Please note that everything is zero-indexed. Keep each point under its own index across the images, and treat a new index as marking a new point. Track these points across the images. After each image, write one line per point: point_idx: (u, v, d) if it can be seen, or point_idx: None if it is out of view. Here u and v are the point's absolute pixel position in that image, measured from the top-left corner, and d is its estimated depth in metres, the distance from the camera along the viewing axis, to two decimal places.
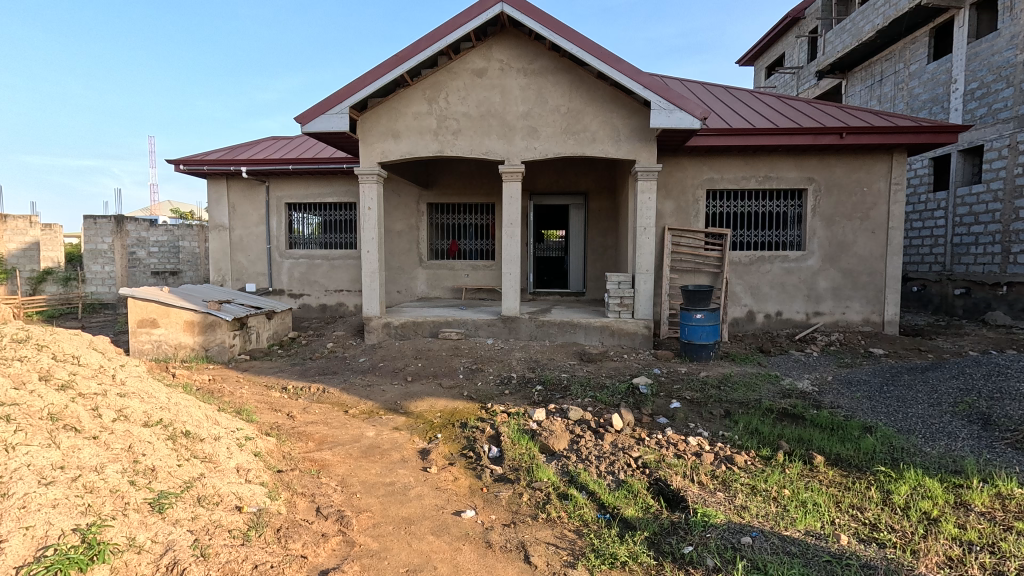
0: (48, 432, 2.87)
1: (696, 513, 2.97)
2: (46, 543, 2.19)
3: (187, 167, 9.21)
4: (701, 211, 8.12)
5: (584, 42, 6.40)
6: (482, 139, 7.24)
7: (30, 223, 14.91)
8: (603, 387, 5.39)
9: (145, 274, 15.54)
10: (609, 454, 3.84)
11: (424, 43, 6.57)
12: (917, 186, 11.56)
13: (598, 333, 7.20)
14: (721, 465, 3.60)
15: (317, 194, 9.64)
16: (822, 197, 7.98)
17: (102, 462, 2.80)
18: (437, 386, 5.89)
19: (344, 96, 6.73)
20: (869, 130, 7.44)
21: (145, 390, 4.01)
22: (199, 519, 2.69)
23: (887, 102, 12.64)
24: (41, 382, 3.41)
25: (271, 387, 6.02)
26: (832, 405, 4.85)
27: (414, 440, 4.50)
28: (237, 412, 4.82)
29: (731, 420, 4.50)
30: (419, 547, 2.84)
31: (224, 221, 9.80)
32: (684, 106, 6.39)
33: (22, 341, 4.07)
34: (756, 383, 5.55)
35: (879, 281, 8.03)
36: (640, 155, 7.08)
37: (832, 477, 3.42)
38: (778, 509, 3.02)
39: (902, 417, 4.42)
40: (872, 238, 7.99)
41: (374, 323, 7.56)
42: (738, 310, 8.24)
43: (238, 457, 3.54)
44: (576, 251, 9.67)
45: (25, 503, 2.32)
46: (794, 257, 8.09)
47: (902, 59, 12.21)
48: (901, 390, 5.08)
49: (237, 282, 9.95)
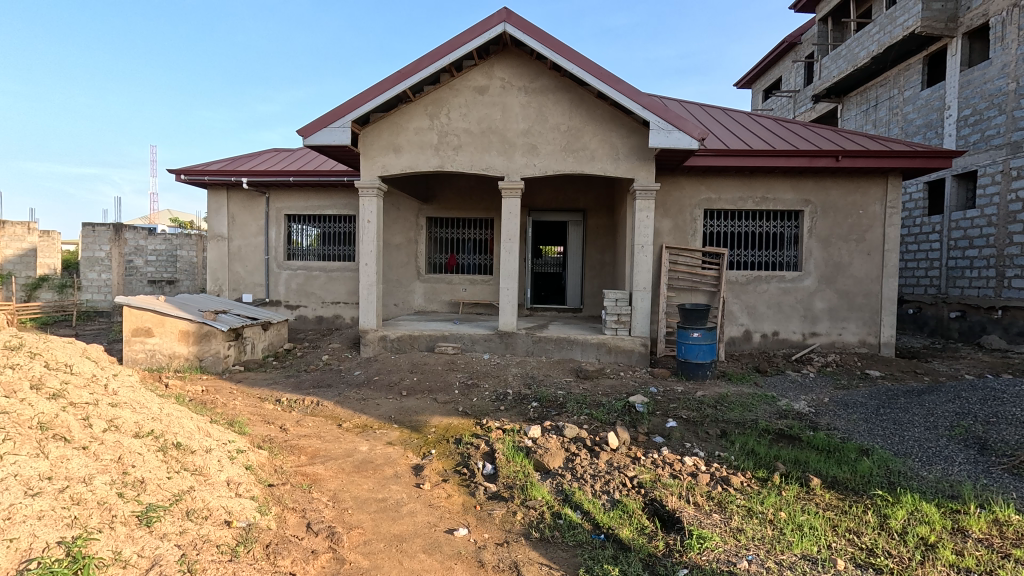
0: (37, 441, 2.84)
1: (692, 535, 2.93)
2: (29, 556, 2.15)
3: (188, 177, 9.28)
4: (698, 230, 8.17)
5: (586, 63, 6.50)
6: (483, 155, 7.30)
7: (28, 229, 15.02)
8: (600, 404, 5.36)
9: (141, 283, 15.40)
10: (604, 473, 3.81)
11: (428, 60, 6.67)
12: (912, 209, 11.69)
13: (595, 349, 7.18)
14: (717, 486, 3.58)
15: (317, 206, 9.68)
16: (818, 219, 8.06)
17: (91, 474, 2.76)
18: (432, 401, 5.84)
19: (346, 110, 6.80)
20: (864, 154, 7.54)
21: (138, 401, 3.96)
22: (187, 533, 2.64)
23: (882, 126, 12.84)
24: (32, 391, 3.37)
25: (265, 399, 5.97)
26: (829, 427, 4.83)
27: (408, 456, 4.45)
28: (229, 424, 4.77)
29: (727, 441, 4.49)
30: (411, 565, 2.79)
31: (222, 231, 9.81)
32: (682, 126, 6.47)
33: (14, 348, 4.03)
34: (753, 403, 5.53)
35: (875, 303, 8.07)
36: (638, 174, 7.14)
37: (828, 500, 3.40)
38: (775, 532, 2.99)
39: (899, 440, 4.40)
40: (868, 259, 8.04)
41: (370, 335, 7.54)
42: (735, 329, 8.24)
43: (229, 470, 3.49)
44: (574, 267, 9.73)
45: (11, 514, 2.29)
46: (790, 277, 8.13)
47: (896, 86, 12.42)
48: (898, 413, 5.07)
49: (233, 292, 9.90)
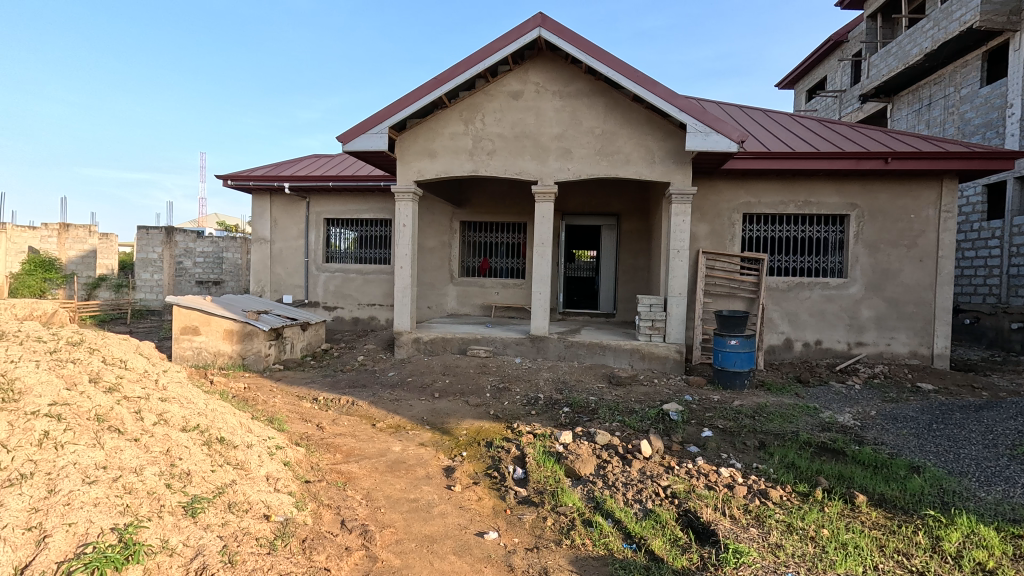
0: (94, 432, 3.02)
1: (727, 549, 2.84)
2: (86, 540, 2.28)
3: (235, 183, 9.68)
4: (737, 235, 7.95)
5: (622, 66, 6.45)
6: (516, 159, 7.33)
7: (89, 232, 16.02)
8: (632, 412, 5.28)
9: (190, 284, 16.09)
10: (637, 482, 3.74)
11: (463, 66, 6.75)
12: (969, 214, 11.07)
13: (628, 355, 7.09)
14: (755, 500, 3.46)
15: (354, 210, 9.93)
16: (865, 223, 7.72)
17: (142, 464, 2.91)
18: (464, 404, 5.89)
19: (384, 116, 6.96)
20: (916, 155, 7.19)
21: (185, 396, 4.15)
22: (229, 525, 2.74)
23: (936, 127, 12.21)
24: (91, 384, 3.58)
25: (303, 397, 6.16)
26: (876, 442, 4.61)
27: (440, 457, 4.50)
28: (269, 421, 4.94)
29: (766, 453, 4.33)
30: (440, 566, 2.82)
31: (266, 234, 10.18)
32: (720, 128, 6.33)
33: (75, 344, 4.29)
34: (793, 414, 5.33)
35: (927, 312, 7.66)
36: (674, 178, 7.02)
37: (875, 518, 3.24)
38: (817, 550, 2.87)
39: (954, 458, 4.16)
40: (919, 266, 7.65)
41: (404, 337, 7.66)
42: (775, 337, 7.97)
43: (268, 465, 3.61)
44: (607, 272, 9.63)
45: (69, 500, 2.44)
46: (835, 284, 7.80)
47: (952, 84, 11.79)
48: (952, 429, 4.78)
49: (275, 293, 10.25)
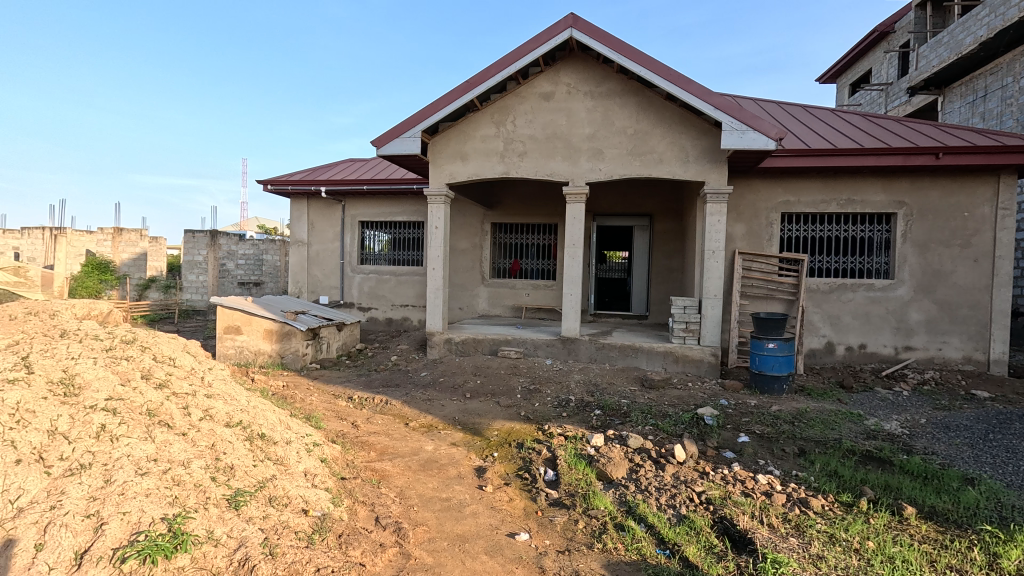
0: (146, 426, 3.18)
1: (765, 559, 2.76)
2: (138, 528, 2.41)
3: (274, 187, 10.01)
4: (775, 234, 7.71)
5: (655, 65, 6.36)
6: (547, 160, 7.32)
7: (140, 236, 16.96)
8: (665, 415, 5.19)
9: (232, 285, 16.71)
10: (670, 487, 3.68)
11: (495, 69, 6.80)
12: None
13: (661, 358, 6.98)
14: (795, 508, 3.34)
15: (388, 213, 10.11)
16: (914, 222, 7.37)
17: (189, 458, 3.05)
18: (495, 404, 5.92)
19: (417, 120, 7.07)
20: (970, 150, 6.81)
21: (229, 393, 4.33)
22: (270, 519, 2.84)
23: (993, 119, 11.53)
24: (143, 379, 3.78)
25: (339, 395, 6.32)
26: (926, 451, 4.38)
27: (471, 457, 4.54)
28: (307, 418, 5.09)
29: (806, 460, 4.18)
30: (472, 566, 2.85)
31: (303, 237, 10.49)
32: (757, 126, 6.16)
33: (128, 342, 4.53)
34: (835, 421, 5.14)
35: (983, 315, 7.24)
36: (708, 177, 6.88)
37: (925, 532, 3.08)
38: (862, 563, 2.76)
39: (1013, 470, 3.91)
40: (974, 267, 7.24)
41: (436, 337, 7.76)
42: (816, 341, 7.69)
43: (306, 461, 3.72)
44: (640, 273, 9.51)
45: (123, 490, 2.58)
46: (881, 286, 7.47)
47: (1011, 73, 11.11)
48: (1011, 439, 4.50)
49: (312, 294, 10.55)
